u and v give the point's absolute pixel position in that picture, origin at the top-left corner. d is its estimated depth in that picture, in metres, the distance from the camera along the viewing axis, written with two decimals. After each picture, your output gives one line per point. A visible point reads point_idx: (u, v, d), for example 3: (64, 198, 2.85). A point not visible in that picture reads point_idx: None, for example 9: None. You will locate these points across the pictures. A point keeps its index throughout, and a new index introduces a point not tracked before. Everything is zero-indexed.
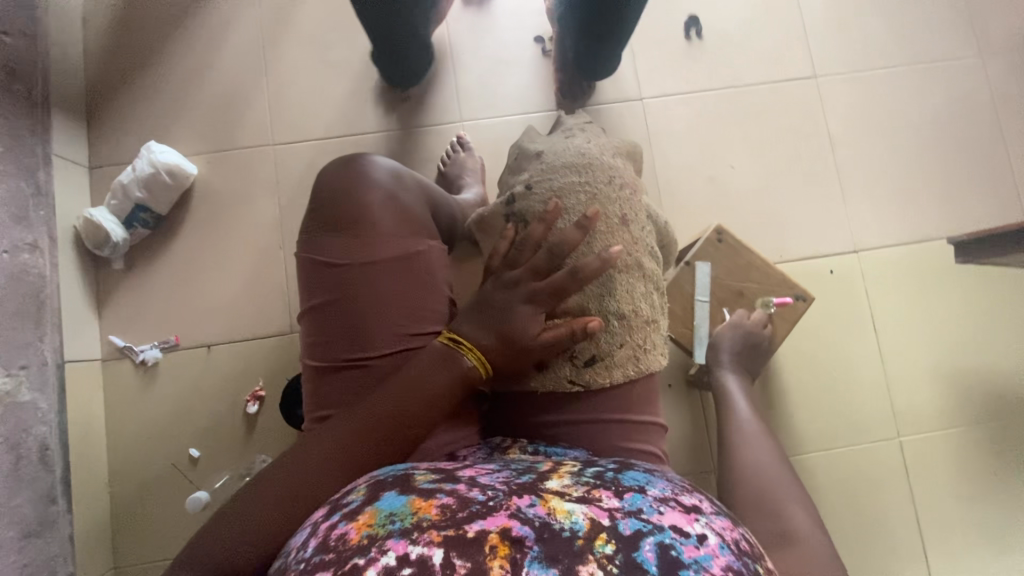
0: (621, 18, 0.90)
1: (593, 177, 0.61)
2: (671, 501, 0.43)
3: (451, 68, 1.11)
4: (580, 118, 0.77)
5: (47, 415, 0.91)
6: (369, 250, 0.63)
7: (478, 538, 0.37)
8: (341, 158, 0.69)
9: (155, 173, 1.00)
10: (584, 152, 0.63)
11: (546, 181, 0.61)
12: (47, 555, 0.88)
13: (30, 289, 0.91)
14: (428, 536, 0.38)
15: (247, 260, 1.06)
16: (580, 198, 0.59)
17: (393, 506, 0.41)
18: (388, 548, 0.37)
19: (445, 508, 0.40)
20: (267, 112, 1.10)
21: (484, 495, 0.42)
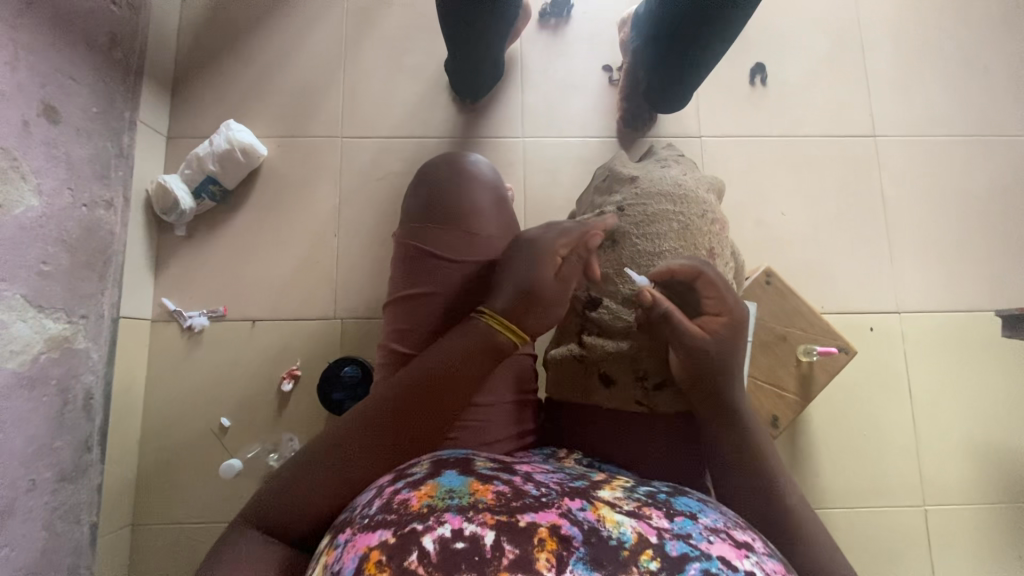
0: (698, 57, 0.93)
1: (689, 209, 0.64)
2: (723, 534, 0.43)
3: (520, 85, 1.15)
4: (673, 150, 0.79)
5: (97, 365, 0.94)
6: (472, 249, 0.69)
7: (529, 528, 0.40)
8: (451, 159, 0.75)
9: (231, 150, 1.05)
10: (681, 183, 0.66)
11: (641, 205, 0.64)
12: (75, 500, 0.90)
13: (100, 243, 0.95)
14: (482, 517, 0.40)
15: (302, 243, 1.09)
16: (675, 230, 0.63)
17: (452, 482, 0.44)
18: (445, 520, 0.40)
19: (500, 495, 0.43)
20: (340, 106, 1.15)
21: (538, 491, 0.44)
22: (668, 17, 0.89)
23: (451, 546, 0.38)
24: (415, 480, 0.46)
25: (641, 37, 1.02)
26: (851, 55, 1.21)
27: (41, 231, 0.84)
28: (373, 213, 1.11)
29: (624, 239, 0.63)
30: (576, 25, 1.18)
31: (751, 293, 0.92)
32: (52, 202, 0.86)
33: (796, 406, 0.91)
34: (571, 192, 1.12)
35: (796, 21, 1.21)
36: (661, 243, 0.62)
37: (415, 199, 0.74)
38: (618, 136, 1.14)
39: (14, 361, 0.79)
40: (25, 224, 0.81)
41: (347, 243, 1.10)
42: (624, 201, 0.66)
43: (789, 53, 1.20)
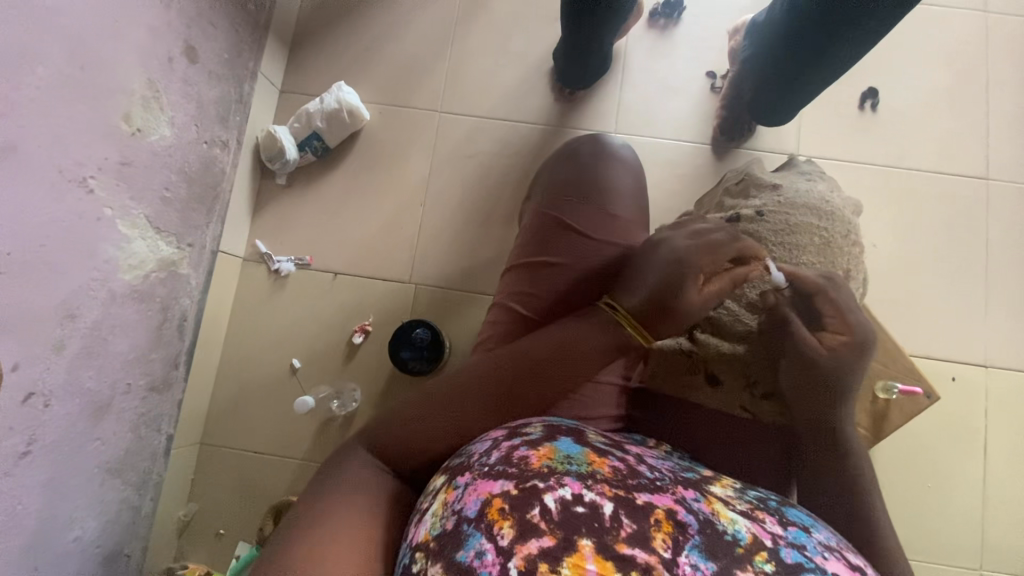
0: (813, 77, 0.90)
1: (830, 224, 0.75)
2: (836, 553, 0.45)
3: (620, 81, 1.16)
4: (812, 165, 0.90)
5: (194, 291, 1.01)
6: (606, 229, 0.77)
7: (646, 507, 0.45)
8: (598, 145, 0.85)
9: (339, 110, 1.11)
10: (826, 201, 0.77)
11: (784, 214, 0.76)
12: (160, 411, 0.98)
13: (212, 179, 1.02)
14: (600, 487, 0.45)
15: (389, 207, 1.14)
16: (818, 242, 0.74)
17: (571, 450, 0.49)
18: (565, 483, 0.45)
19: (616, 470, 0.48)
20: (442, 80, 1.19)
21: (651, 475, 0.50)
22: (785, 30, 0.86)
23: (571, 509, 0.43)
24: (532, 440, 0.50)
25: (754, 49, 0.99)
26: (974, 91, 1.15)
27: (168, 159, 0.91)
28: (459, 187, 1.14)
29: (761, 242, 0.74)
30: (685, 28, 1.17)
31: None
32: (181, 134, 0.93)
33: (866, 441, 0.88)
34: (656, 193, 1.11)
35: (917, 49, 1.16)
36: (798, 254, 0.73)
37: (561, 175, 0.83)
38: (712, 144, 1.13)
39: (130, 274, 0.86)
40: (158, 151, 0.88)
41: (432, 212, 1.14)
42: (764, 207, 0.77)
43: (905, 82, 1.15)
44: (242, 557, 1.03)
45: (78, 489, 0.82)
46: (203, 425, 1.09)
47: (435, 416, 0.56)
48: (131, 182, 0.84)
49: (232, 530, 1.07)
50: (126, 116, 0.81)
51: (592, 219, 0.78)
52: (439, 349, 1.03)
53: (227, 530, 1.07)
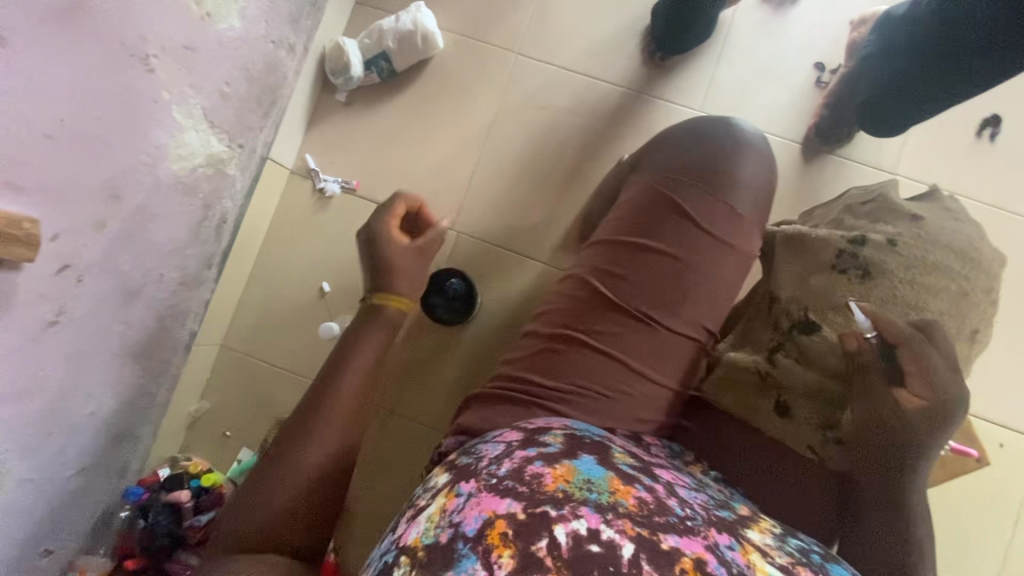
0: (947, 89, 0.80)
1: (972, 277, 0.68)
2: None
3: (717, 56, 1.05)
4: (939, 204, 0.77)
5: (237, 194, 0.99)
6: (730, 230, 0.75)
7: (671, 555, 0.45)
8: (732, 126, 0.80)
9: (413, 33, 1.04)
10: (974, 246, 0.70)
11: (919, 249, 0.68)
12: (187, 308, 0.97)
13: (273, 83, 0.97)
14: (621, 525, 0.46)
15: (446, 148, 1.09)
16: (952, 293, 0.67)
17: (592, 475, 0.50)
18: (581, 515, 0.46)
19: (642, 503, 0.49)
20: (527, 20, 1.10)
21: (681, 512, 0.50)
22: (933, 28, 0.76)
23: (583, 547, 0.44)
24: (549, 455, 0.53)
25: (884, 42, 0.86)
26: None
27: (232, 52, 0.86)
28: (522, 139, 1.08)
29: (888, 278, 0.67)
30: (803, 9, 1.05)
31: None
32: (249, 29, 0.88)
33: None
34: None
35: None
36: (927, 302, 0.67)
37: (681, 154, 0.79)
38: (803, 145, 1.03)
39: (179, 165, 0.84)
40: (224, 42, 0.84)
41: (489, 161, 1.08)
42: (899, 238, 0.69)
43: None
44: (244, 462, 1.06)
45: (100, 368, 0.83)
46: (227, 328, 1.09)
47: (284, 496, 0.61)
48: (192, 69, 0.79)
49: (238, 435, 1.08)
50: None
51: (712, 213, 0.75)
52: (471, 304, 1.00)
53: (232, 433, 1.09)
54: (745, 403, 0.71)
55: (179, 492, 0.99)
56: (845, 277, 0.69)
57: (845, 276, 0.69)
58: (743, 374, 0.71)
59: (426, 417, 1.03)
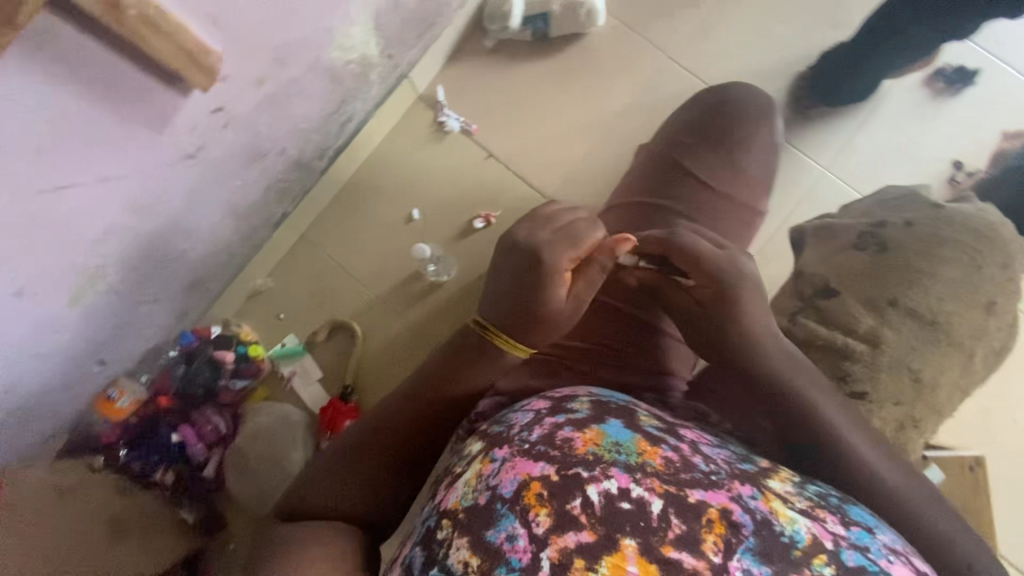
0: None
1: (978, 248, 0.71)
2: (898, 554, 0.49)
3: (861, 121, 1.05)
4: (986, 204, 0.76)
5: (369, 101, 1.02)
6: (737, 186, 0.84)
7: (698, 507, 0.48)
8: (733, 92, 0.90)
9: (581, 5, 1.05)
10: (989, 224, 0.72)
11: (929, 227, 0.72)
12: (290, 189, 1.01)
13: (437, 8, 1.00)
14: (649, 482, 0.49)
15: (570, 122, 1.11)
16: (963, 263, 0.70)
17: (621, 438, 0.51)
18: (611, 475, 0.49)
19: (668, 460, 0.51)
20: (688, 29, 1.10)
21: (706, 466, 0.52)
22: None
23: (615, 503, 0.47)
24: (578, 420, 0.53)
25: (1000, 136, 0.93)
26: None
27: None
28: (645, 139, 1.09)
29: (898, 250, 0.71)
30: (960, 104, 1.04)
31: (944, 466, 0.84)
32: None
33: None
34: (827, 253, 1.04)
35: None
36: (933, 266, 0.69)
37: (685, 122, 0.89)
38: None
39: (337, 54, 0.87)
40: None
41: (606, 148, 1.10)
42: (914, 218, 0.73)
43: None
44: (288, 347, 1.10)
45: (205, 213, 0.87)
46: (312, 220, 1.13)
47: (337, 496, 0.62)
48: None
49: (290, 321, 1.12)
50: None
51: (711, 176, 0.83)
52: None
53: (286, 317, 1.12)
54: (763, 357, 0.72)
55: (225, 353, 1.04)
56: (862, 254, 0.73)
57: (864, 252, 0.73)
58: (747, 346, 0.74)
59: None
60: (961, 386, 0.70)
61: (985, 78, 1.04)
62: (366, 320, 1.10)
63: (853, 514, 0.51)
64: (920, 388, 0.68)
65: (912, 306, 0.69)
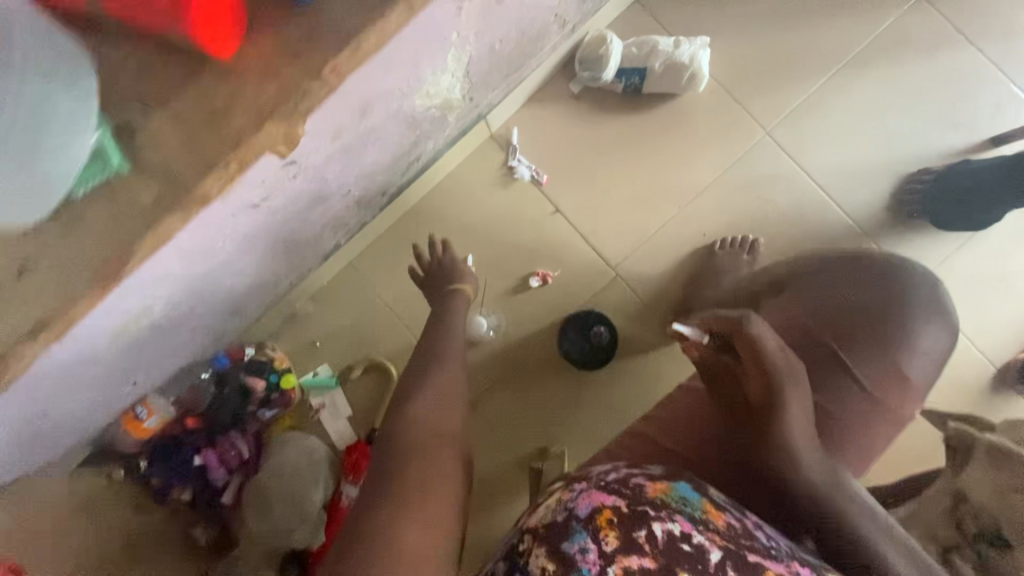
0: None
1: None
2: None
3: (965, 239, 0.97)
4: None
5: (442, 140, 0.95)
6: (884, 390, 0.66)
7: (754, 564, 0.49)
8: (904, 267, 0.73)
9: (684, 68, 0.97)
10: None
11: None
12: (346, 222, 0.95)
13: (529, 53, 0.92)
14: (708, 533, 0.50)
15: (648, 188, 1.03)
16: None
17: (688, 495, 0.54)
18: (675, 519, 0.50)
19: (729, 525, 0.52)
20: (793, 105, 1.01)
21: (766, 541, 0.52)
22: None
23: (676, 542, 0.49)
24: (652, 475, 0.55)
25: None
26: None
27: (524, 16, 0.80)
28: (726, 218, 1.02)
29: None
30: None
31: None
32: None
33: None
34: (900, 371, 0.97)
35: None
36: None
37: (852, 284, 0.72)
38: (999, 373, 0.95)
39: (421, 101, 0.79)
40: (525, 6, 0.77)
41: (682, 222, 1.03)
42: None
43: None
44: (319, 377, 1.06)
45: (257, 252, 0.81)
46: (362, 248, 1.07)
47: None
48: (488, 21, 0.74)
49: (326, 349, 1.08)
50: None
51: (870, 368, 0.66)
52: (605, 353, 1.00)
53: (321, 345, 1.08)
54: None
55: (256, 380, 1.00)
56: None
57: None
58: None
59: (497, 424, 1.03)
60: None
61: None
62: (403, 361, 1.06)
63: None
64: None
65: None
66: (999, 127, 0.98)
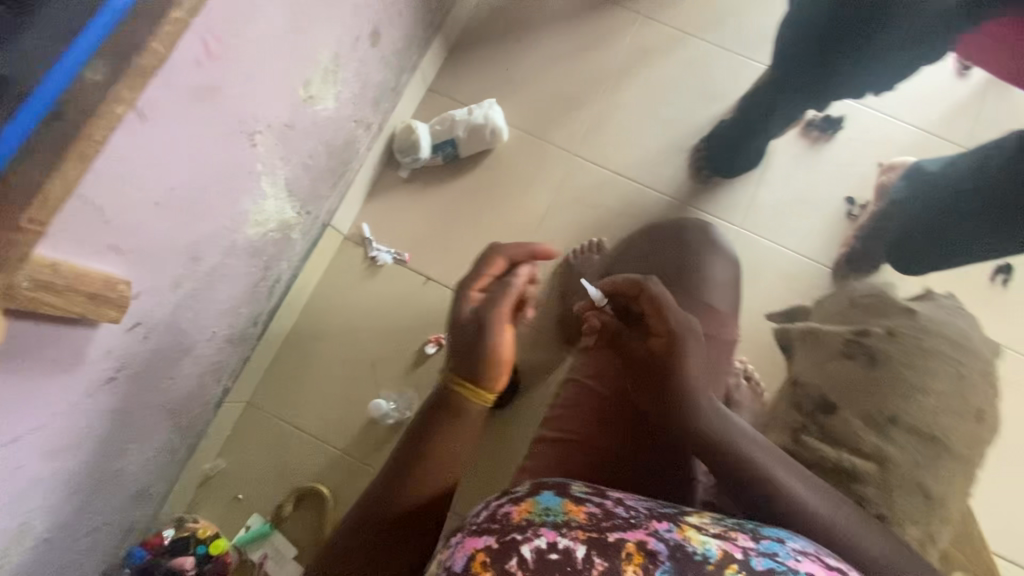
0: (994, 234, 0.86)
1: (967, 360, 0.60)
2: (812, 556, 0.50)
3: (758, 179, 1.14)
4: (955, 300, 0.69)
5: (295, 257, 1.01)
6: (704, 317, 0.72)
7: (617, 545, 0.50)
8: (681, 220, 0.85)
9: (483, 126, 1.11)
10: (965, 334, 0.62)
11: (921, 337, 0.61)
12: (225, 365, 0.96)
13: (346, 157, 1.02)
14: (575, 532, 0.51)
15: (499, 232, 1.14)
16: (953, 374, 0.59)
17: (550, 502, 0.54)
18: (542, 533, 0.50)
19: (591, 515, 0.53)
20: (585, 126, 1.19)
21: (626, 512, 0.54)
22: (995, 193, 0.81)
23: (546, 556, 0.49)
24: (516, 497, 0.56)
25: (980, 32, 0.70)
26: None
27: (322, 130, 0.91)
28: (573, 231, 1.13)
29: (894, 359, 0.61)
30: (837, 147, 1.15)
31: None
32: (340, 110, 0.93)
33: None
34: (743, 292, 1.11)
35: None
36: (930, 381, 0.59)
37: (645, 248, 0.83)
38: (834, 270, 1.09)
39: (255, 229, 0.86)
40: (317, 121, 0.89)
41: (538, 249, 1.13)
42: (897, 328, 0.63)
43: None
44: (252, 529, 1.01)
45: (136, 421, 0.81)
46: (256, 385, 1.07)
47: None
48: (287, 144, 0.84)
49: (251, 498, 1.04)
50: (306, 83, 0.82)
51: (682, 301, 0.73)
52: (512, 388, 1.04)
53: (246, 496, 1.04)
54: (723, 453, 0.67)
55: (183, 559, 0.93)
56: (852, 363, 0.62)
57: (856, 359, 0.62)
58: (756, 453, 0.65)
59: None
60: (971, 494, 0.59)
61: (849, 120, 1.16)
62: (332, 476, 1.04)
63: (766, 533, 0.52)
64: (933, 506, 0.56)
65: (913, 423, 0.58)
66: (742, 87, 1.19)
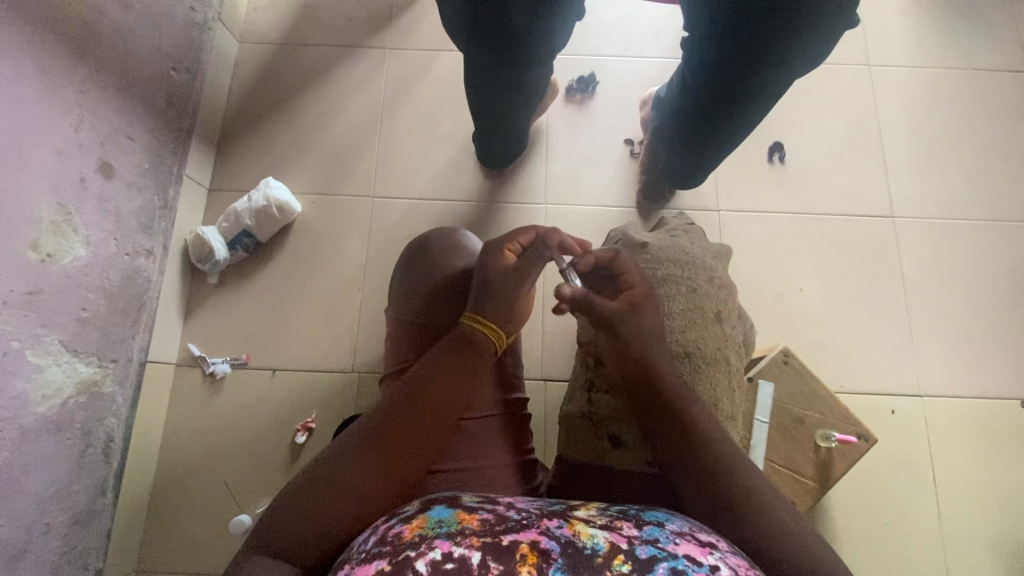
0: (749, 101, 0.81)
1: (695, 273, 0.77)
2: (688, 536, 0.48)
3: (544, 154, 1.20)
4: (683, 219, 0.90)
5: (121, 408, 0.97)
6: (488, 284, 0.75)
7: (511, 546, 0.45)
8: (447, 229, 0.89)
9: (268, 206, 1.11)
10: (688, 252, 0.79)
11: (652, 268, 0.76)
12: (83, 547, 0.90)
13: (136, 290, 0.99)
14: (469, 540, 0.45)
15: (327, 297, 1.13)
16: (683, 292, 0.74)
17: (441, 514, 0.49)
18: (435, 545, 0.44)
19: (485, 521, 0.48)
20: (373, 167, 1.21)
21: (519, 515, 0.50)
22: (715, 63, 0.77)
23: (440, 567, 0.43)
24: (406, 516, 0.50)
25: (577, 12, 0.77)
26: (868, 137, 1.24)
27: (85, 279, 0.88)
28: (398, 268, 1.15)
29: (671, 279, 0.75)
30: (600, 101, 1.23)
31: (767, 371, 0.92)
32: (98, 252, 0.90)
33: (814, 491, 0.89)
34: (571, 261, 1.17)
35: (813, 106, 1.25)
36: (669, 303, 0.73)
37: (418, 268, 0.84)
38: (637, 207, 1.17)
39: (46, 404, 0.82)
40: (71, 273, 0.86)
41: (371, 297, 1.13)
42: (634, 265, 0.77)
43: (806, 136, 1.24)
44: None
45: None
46: (138, 549, 1.01)
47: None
48: (42, 310, 0.81)
49: None
50: (34, 245, 0.79)
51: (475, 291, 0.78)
52: None
53: None
54: (588, 446, 0.69)
55: None
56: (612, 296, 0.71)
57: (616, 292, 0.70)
58: (576, 423, 0.73)
59: None
60: (733, 384, 0.74)
61: (601, 74, 1.24)
62: None
63: (646, 514, 0.50)
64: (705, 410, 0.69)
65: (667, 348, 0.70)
66: None
